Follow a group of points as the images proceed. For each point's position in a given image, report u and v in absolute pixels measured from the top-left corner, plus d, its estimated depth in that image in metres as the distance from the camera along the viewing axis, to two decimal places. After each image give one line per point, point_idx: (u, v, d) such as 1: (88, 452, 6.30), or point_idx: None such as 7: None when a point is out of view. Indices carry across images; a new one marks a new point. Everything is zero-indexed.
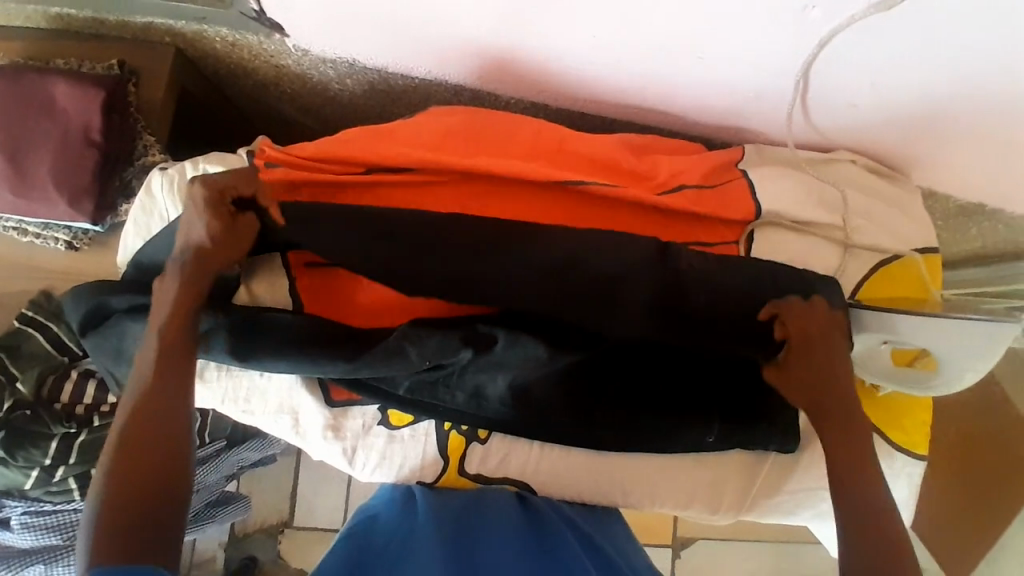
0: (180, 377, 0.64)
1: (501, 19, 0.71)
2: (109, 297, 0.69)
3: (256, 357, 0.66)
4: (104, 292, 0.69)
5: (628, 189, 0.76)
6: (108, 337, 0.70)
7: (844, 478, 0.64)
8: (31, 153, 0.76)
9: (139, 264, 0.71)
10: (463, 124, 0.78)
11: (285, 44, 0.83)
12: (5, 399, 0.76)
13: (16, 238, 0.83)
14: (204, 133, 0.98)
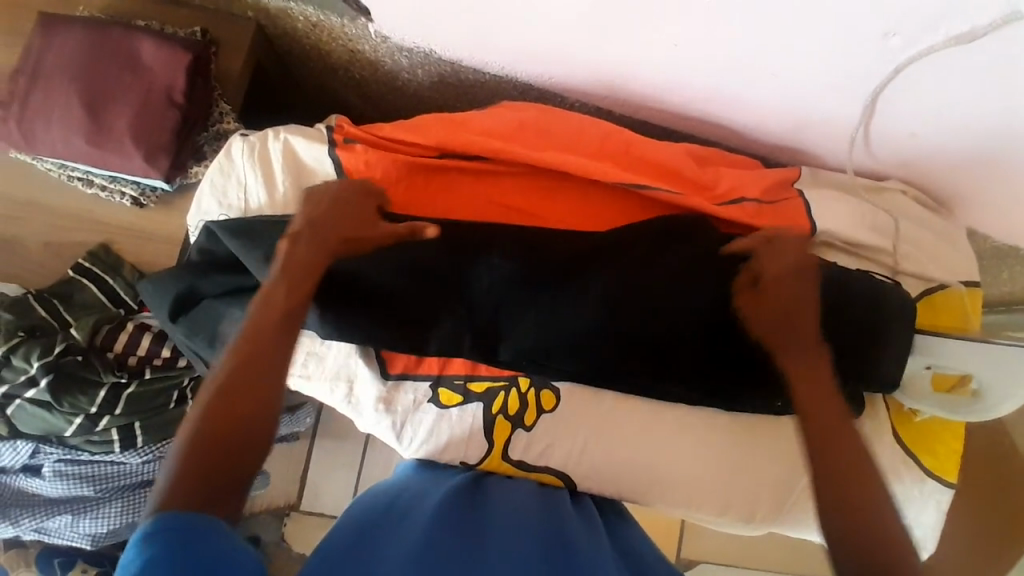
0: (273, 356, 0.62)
1: (586, 27, 0.74)
2: (199, 281, 0.71)
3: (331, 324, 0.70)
4: (194, 277, 0.71)
5: (690, 197, 0.77)
6: (198, 319, 0.72)
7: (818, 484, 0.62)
8: (113, 106, 0.77)
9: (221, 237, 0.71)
10: (536, 119, 0.80)
11: (367, 29, 0.85)
12: (58, 343, 0.76)
13: (81, 189, 0.84)
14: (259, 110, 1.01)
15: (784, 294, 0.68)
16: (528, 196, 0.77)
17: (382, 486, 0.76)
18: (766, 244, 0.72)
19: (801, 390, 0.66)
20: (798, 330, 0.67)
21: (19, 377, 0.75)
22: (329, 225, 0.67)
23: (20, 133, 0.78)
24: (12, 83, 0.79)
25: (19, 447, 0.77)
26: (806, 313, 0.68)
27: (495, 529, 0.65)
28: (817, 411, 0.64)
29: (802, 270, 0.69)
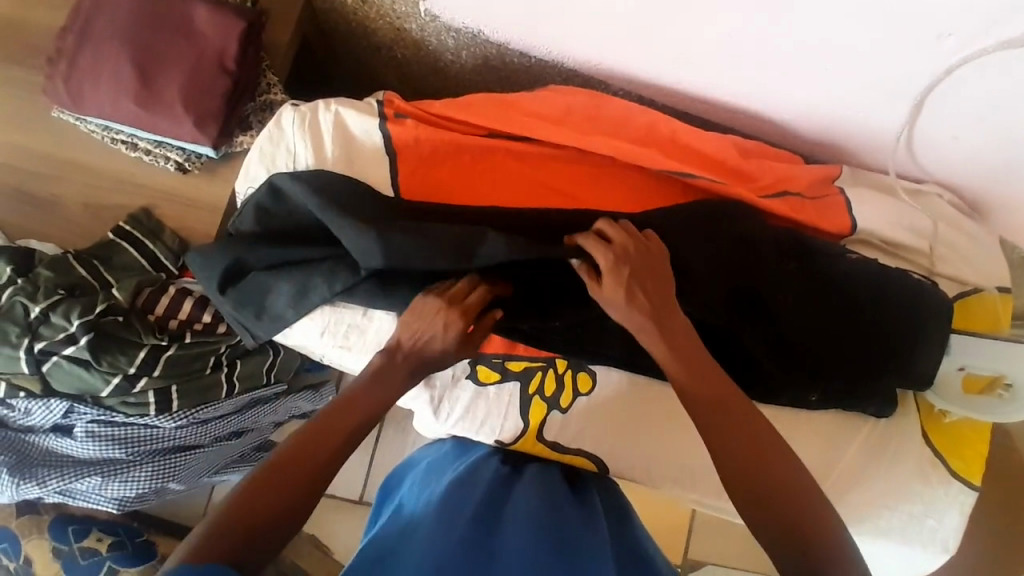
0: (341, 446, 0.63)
1: (638, 16, 0.75)
2: (245, 255, 0.70)
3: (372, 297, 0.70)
4: (240, 250, 0.70)
5: (734, 187, 0.78)
6: (247, 289, 0.71)
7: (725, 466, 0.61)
8: (163, 69, 0.77)
9: (266, 211, 0.71)
10: (585, 104, 0.80)
11: (417, 8, 0.85)
12: (99, 303, 0.76)
13: (123, 152, 0.84)
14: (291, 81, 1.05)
15: (630, 292, 0.64)
16: (574, 180, 0.78)
17: (412, 471, 0.81)
18: (627, 249, 0.66)
19: (697, 380, 0.63)
20: (687, 359, 0.64)
21: (57, 335, 0.74)
22: (421, 358, 0.68)
23: (68, 92, 0.78)
24: (61, 41, 0.79)
25: (52, 406, 0.77)
26: (665, 293, 0.65)
27: (502, 531, 0.66)
28: (727, 411, 0.62)
29: (651, 258, 0.66)
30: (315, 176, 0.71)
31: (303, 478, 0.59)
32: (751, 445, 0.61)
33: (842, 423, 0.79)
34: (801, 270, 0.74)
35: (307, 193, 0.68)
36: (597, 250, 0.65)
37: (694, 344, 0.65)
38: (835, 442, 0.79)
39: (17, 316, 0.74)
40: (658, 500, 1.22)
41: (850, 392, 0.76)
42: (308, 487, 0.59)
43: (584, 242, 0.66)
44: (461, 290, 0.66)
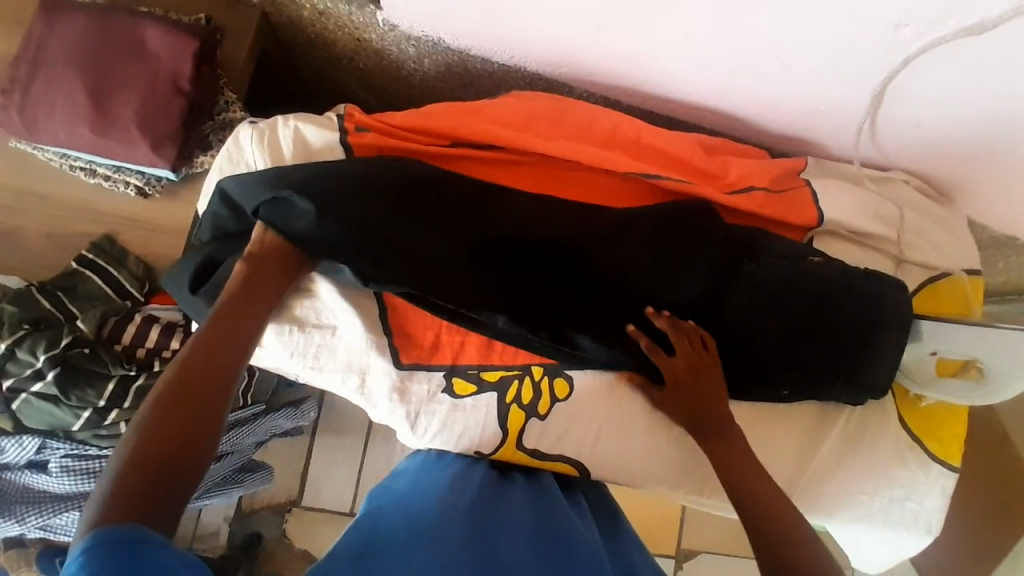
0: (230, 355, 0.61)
1: (596, 17, 0.74)
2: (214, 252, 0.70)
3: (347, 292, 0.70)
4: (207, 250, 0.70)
5: (699, 186, 0.77)
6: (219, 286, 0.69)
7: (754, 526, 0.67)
8: (117, 93, 0.76)
9: (218, 211, 0.70)
10: (547, 108, 0.79)
11: (375, 18, 0.84)
12: (65, 335, 0.74)
13: (83, 179, 0.82)
14: (255, 96, 1.03)
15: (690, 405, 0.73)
16: (540, 184, 0.77)
17: (391, 481, 0.78)
18: (689, 367, 0.71)
19: (732, 463, 0.71)
20: (723, 440, 0.72)
21: (24, 371, 0.73)
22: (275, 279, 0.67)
23: (23, 122, 0.77)
24: (12, 70, 0.77)
25: (25, 442, 0.75)
26: (715, 400, 0.72)
27: (503, 542, 0.64)
28: (729, 467, 0.71)
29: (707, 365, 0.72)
30: (256, 173, 0.69)
31: (190, 423, 0.56)
32: (756, 493, 0.69)
33: (818, 413, 0.80)
34: (770, 266, 0.74)
35: (258, 182, 0.67)
36: (665, 365, 0.71)
37: (734, 429, 0.72)
38: (813, 431, 0.80)
39: None
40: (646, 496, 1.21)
41: (829, 386, 0.75)
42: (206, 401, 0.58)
43: (651, 351, 0.71)
44: (261, 235, 0.67)
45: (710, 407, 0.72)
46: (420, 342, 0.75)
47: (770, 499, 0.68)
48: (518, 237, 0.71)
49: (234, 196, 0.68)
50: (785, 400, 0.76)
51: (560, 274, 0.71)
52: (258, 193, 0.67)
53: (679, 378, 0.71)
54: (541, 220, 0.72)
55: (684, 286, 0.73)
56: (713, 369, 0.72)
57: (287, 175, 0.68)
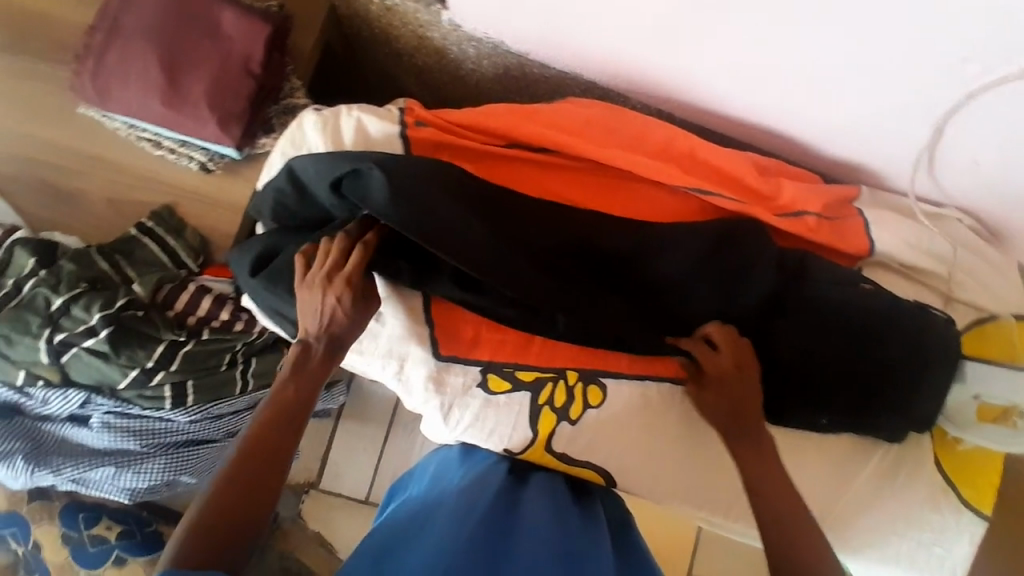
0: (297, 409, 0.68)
1: (662, 29, 0.75)
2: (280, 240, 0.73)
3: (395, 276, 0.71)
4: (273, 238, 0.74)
5: (753, 206, 0.76)
6: (279, 269, 0.71)
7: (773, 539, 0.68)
8: (188, 70, 0.78)
9: (280, 190, 0.72)
10: (604, 115, 0.79)
11: (440, 17, 0.85)
12: (120, 298, 0.76)
13: (148, 150, 0.85)
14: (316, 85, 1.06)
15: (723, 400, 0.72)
16: (591, 192, 0.77)
17: (410, 482, 0.83)
18: (726, 372, 0.70)
19: (760, 472, 0.70)
20: (758, 449, 0.71)
21: (77, 327, 0.74)
22: (337, 338, 0.69)
23: (95, 89, 0.79)
24: (90, 38, 0.80)
25: (69, 395, 0.77)
26: (754, 404, 0.72)
27: (512, 536, 0.67)
28: (755, 474, 0.70)
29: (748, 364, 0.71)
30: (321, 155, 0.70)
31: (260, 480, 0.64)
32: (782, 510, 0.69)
33: (854, 449, 0.78)
34: (814, 295, 0.74)
35: (323, 162, 0.69)
36: (708, 361, 0.70)
37: (769, 439, 0.72)
38: (848, 467, 0.78)
39: (39, 307, 0.75)
40: (663, 513, 1.20)
41: (865, 420, 0.75)
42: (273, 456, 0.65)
43: (695, 348, 0.71)
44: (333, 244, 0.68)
45: (750, 412, 0.71)
46: (460, 336, 0.75)
47: (796, 514, 0.68)
48: (565, 243, 0.72)
49: (302, 173, 0.70)
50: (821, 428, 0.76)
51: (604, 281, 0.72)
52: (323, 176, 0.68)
53: (719, 377, 0.70)
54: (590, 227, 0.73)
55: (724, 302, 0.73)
56: (755, 373, 0.71)
57: (357, 158, 0.67)
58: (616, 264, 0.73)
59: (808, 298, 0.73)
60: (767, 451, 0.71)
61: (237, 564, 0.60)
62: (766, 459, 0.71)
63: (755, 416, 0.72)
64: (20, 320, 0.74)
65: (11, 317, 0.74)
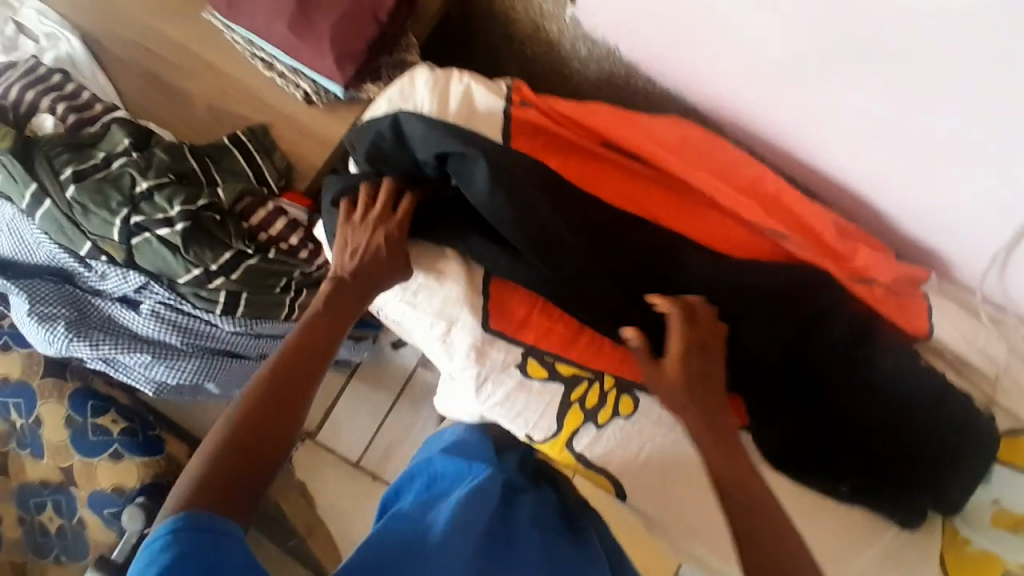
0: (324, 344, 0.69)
1: (782, 71, 0.76)
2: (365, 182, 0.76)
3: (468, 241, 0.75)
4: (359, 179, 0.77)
5: (822, 260, 0.78)
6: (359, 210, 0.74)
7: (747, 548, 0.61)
8: (321, 2, 0.80)
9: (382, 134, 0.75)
10: (700, 140, 0.81)
11: (564, 12, 0.89)
12: (202, 198, 0.78)
13: (258, 69, 0.88)
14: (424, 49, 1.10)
15: (678, 359, 0.68)
16: (671, 209, 0.79)
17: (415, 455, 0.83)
18: (697, 346, 0.68)
19: (724, 465, 0.65)
20: (722, 440, 0.66)
21: (155, 214, 0.76)
22: (373, 278, 0.72)
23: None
24: None
25: (130, 277, 0.79)
26: (715, 388, 0.69)
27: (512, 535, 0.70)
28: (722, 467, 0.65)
29: (713, 327, 0.70)
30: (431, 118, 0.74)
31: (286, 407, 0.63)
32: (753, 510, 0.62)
33: (865, 524, 0.78)
34: (858, 363, 0.75)
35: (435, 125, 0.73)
36: (676, 331, 0.68)
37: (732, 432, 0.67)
38: (855, 542, 0.78)
39: (123, 186, 0.77)
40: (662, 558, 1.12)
41: (883, 495, 0.75)
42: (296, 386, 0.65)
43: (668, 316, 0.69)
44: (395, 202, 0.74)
45: (677, 376, 0.68)
46: (511, 314, 0.76)
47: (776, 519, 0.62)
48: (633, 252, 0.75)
49: (410, 128, 0.74)
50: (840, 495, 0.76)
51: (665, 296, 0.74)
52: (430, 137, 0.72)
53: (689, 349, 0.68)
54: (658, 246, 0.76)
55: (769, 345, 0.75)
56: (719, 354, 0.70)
57: (468, 140, 0.72)
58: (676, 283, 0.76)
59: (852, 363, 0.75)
60: (717, 419, 0.67)
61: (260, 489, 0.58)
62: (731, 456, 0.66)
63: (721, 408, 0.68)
64: (101, 193, 0.76)
65: (94, 189, 0.76)
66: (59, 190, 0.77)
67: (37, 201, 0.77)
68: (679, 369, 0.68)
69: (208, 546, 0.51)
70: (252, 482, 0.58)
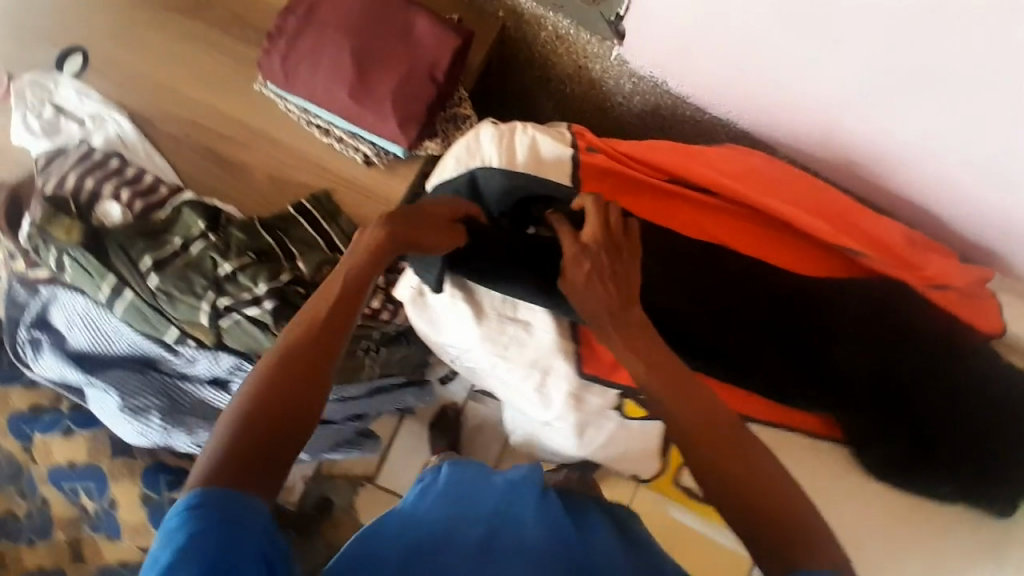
0: (350, 299, 0.63)
1: (844, 94, 0.78)
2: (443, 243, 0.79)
3: (559, 292, 0.73)
4: None
5: (898, 271, 0.80)
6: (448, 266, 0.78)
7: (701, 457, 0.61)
8: (379, 69, 0.81)
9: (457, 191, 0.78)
10: (766, 166, 0.83)
11: (610, 51, 0.90)
12: (286, 273, 0.79)
13: (316, 136, 0.89)
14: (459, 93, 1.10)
15: (590, 278, 0.69)
16: (747, 238, 0.80)
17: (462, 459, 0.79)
18: (596, 242, 0.70)
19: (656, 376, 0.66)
20: (657, 355, 0.67)
21: (242, 295, 0.76)
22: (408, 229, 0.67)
23: (282, 71, 0.82)
24: (281, 20, 0.83)
25: (221, 358, 0.78)
26: (630, 296, 0.70)
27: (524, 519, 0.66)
28: (658, 377, 0.66)
29: (617, 246, 0.71)
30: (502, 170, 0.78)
31: (308, 376, 0.58)
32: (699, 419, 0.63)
33: (961, 518, 0.81)
34: (945, 371, 0.77)
35: (509, 178, 0.77)
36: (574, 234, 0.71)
37: (660, 344, 0.68)
38: (951, 536, 0.81)
39: (205, 269, 0.77)
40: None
41: (980, 491, 0.78)
42: (320, 347, 0.60)
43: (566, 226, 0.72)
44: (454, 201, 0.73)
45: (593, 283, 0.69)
46: (604, 359, 0.76)
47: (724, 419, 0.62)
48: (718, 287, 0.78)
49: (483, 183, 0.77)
50: (937, 492, 0.79)
51: (747, 323, 0.78)
52: (509, 188, 0.77)
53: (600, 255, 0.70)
54: (739, 279, 0.78)
55: (858, 363, 0.77)
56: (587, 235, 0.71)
57: (543, 185, 0.77)
58: (762, 313, 0.78)
59: (940, 370, 0.77)
60: (653, 339, 0.69)
61: (272, 462, 0.53)
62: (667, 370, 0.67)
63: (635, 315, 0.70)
64: (185, 280, 0.76)
65: (178, 276, 0.76)
66: (141, 281, 0.76)
67: (117, 293, 0.77)
68: (579, 275, 0.69)
69: (210, 524, 0.47)
70: (268, 456, 0.54)
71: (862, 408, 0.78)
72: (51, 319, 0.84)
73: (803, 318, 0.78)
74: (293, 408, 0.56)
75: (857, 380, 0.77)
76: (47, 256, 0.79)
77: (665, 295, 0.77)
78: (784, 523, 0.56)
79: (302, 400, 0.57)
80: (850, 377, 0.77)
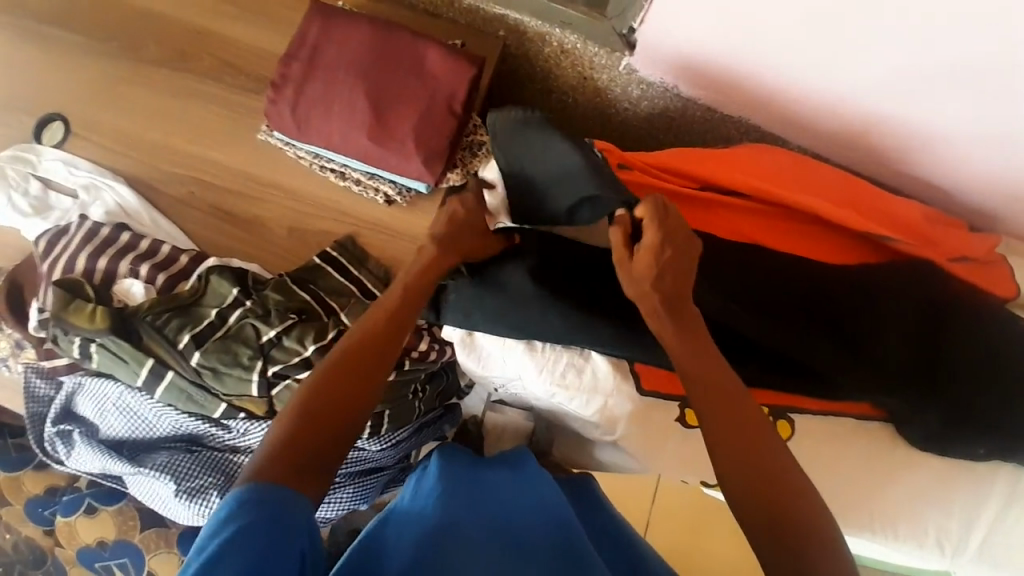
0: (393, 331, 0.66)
1: (855, 83, 0.80)
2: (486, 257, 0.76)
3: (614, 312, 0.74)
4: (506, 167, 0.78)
5: (923, 250, 0.83)
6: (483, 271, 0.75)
7: (720, 448, 0.60)
8: (395, 107, 0.78)
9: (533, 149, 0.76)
10: (786, 162, 0.85)
11: (619, 62, 0.91)
12: (331, 329, 0.75)
13: (332, 181, 0.85)
14: None
15: (656, 273, 0.66)
16: (778, 235, 0.83)
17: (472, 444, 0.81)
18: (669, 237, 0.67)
19: (693, 366, 0.64)
20: (693, 341, 0.65)
21: (292, 358, 0.73)
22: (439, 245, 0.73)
23: (294, 119, 0.79)
24: (285, 66, 0.79)
25: None
26: (686, 292, 0.67)
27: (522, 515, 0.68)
28: (691, 369, 0.64)
29: (683, 246, 0.68)
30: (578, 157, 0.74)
31: (356, 392, 0.61)
32: (729, 412, 0.61)
33: (1008, 479, 0.84)
34: (978, 339, 0.81)
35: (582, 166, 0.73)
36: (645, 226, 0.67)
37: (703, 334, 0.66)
38: (1000, 496, 0.84)
39: (248, 337, 0.74)
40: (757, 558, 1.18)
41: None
42: (366, 368, 0.63)
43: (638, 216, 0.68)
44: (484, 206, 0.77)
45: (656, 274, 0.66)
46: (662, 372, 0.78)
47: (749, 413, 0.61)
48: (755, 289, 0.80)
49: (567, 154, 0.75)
50: (983, 458, 0.81)
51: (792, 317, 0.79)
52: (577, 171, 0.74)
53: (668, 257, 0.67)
54: (776, 277, 0.80)
55: (898, 343, 0.80)
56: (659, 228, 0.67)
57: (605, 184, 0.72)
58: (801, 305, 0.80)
59: (973, 339, 0.80)
60: (698, 329, 0.66)
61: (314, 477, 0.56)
62: (706, 356, 0.64)
63: (684, 306, 0.66)
64: (229, 352, 0.73)
65: (219, 348, 0.73)
66: (182, 360, 0.73)
67: (157, 374, 0.74)
68: (650, 262, 0.66)
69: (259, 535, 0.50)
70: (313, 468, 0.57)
71: (910, 387, 0.80)
72: (80, 409, 0.82)
73: (841, 307, 0.80)
74: (340, 423, 0.60)
75: (901, 360, 0.80)
76: (69, 345, 0.74)
77: (713, 302, 0.77)
78: (803, 536, 0.55)
79: (349, 416, 0.60)
80: (896, 359, 0.80)
